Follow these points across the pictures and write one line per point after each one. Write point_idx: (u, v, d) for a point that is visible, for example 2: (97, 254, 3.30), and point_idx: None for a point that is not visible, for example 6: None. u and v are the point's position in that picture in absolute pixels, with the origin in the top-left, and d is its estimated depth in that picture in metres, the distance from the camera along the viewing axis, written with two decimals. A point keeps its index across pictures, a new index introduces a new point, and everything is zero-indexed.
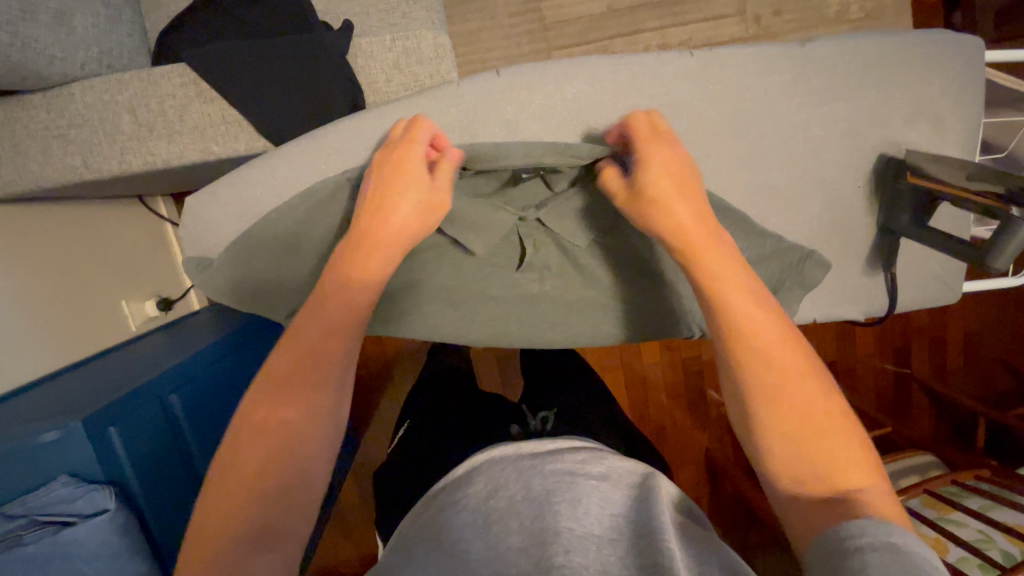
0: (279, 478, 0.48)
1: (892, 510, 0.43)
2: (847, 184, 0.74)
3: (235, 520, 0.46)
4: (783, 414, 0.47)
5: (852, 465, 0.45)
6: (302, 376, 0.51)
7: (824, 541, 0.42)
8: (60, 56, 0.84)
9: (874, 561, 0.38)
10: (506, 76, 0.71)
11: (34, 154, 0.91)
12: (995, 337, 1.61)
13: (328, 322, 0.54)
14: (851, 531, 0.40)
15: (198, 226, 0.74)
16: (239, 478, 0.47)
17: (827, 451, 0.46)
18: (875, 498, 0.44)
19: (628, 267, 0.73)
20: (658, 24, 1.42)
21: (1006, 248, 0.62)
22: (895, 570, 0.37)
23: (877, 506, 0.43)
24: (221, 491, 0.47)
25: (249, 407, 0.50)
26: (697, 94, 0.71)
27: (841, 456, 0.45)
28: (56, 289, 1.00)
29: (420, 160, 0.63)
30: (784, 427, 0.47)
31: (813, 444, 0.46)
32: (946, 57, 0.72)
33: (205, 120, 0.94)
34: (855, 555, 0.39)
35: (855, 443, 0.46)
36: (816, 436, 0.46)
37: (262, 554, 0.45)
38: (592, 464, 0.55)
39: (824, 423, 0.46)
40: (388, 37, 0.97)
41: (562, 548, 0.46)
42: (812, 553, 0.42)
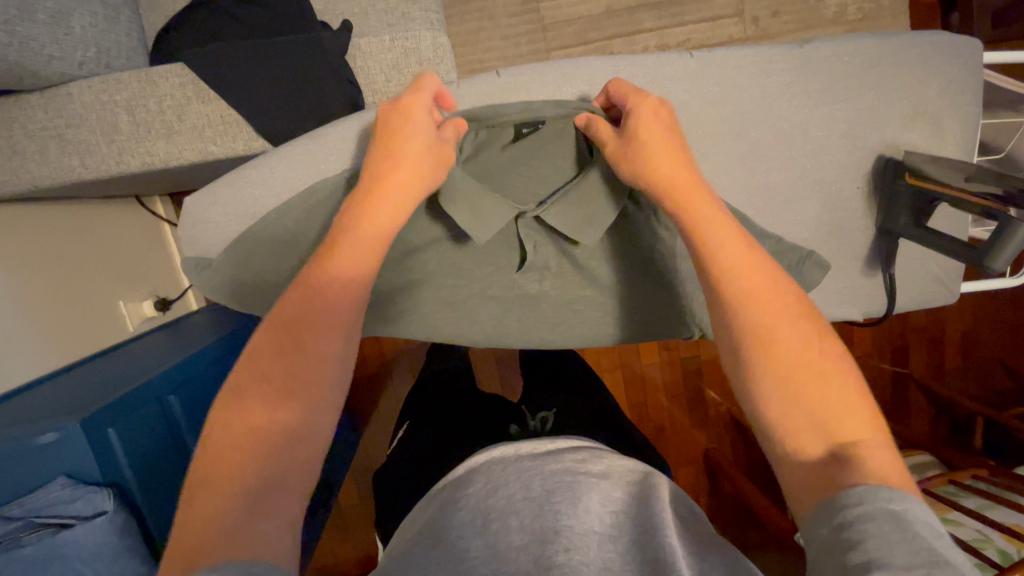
0: (282, 432, 0.46)
1: (895, 467, 0.42)
2: (846, 185, 0.74)
3: (236, 474, 0.43)
4: (783, 370, 0.46)
5: (850, 420, 0.44)
6: (303, 332, 0.50)
7: (824, 510, 0.40)
8: (57, 56, 0.83)
9: (874, 532, 0.37)
10: (505, 78, 0.72)
11: (31, 154, 0.91)
12: (993, 337, 1.62)
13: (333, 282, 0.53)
14: (852, 497, 0.39)
15: (197, 227, 0.74)
16: (240, 430, 0.45)
17: (825, 405, 0.45)
18: (874, 454, 0.43)
19: (627, 268, 0.73)
20: (657, 25, 1.42)
21: (1005, 249, 0.62)
22: (894, 544, 0.36)
23: (877, 463, 0.42)
24: (219, 448, 0.44)
25: (249, 362, 0.49)
26: (696, 95, 0.71)
27: (839, 411, 0.45)
28: (54, 290, 1.00)
29: (432, 129, 0.64)
30: (778, 378, 0.46)
31: (812, 397, 0.45)
32: (944, 58, 0.72)
33: (204, 121, 0.94)
34: (856, 525, 0.38)
35: (857, 400, 0.45)
36: (816, 394, 0.45)
37: (266, 508, 0.42)
38: (592, 464, 0.55)
39: (822, 377, 0.46)
40: (387, 37, 0.97)
41: (563, 545, 0.45)
42: (813, 518, 0.41)
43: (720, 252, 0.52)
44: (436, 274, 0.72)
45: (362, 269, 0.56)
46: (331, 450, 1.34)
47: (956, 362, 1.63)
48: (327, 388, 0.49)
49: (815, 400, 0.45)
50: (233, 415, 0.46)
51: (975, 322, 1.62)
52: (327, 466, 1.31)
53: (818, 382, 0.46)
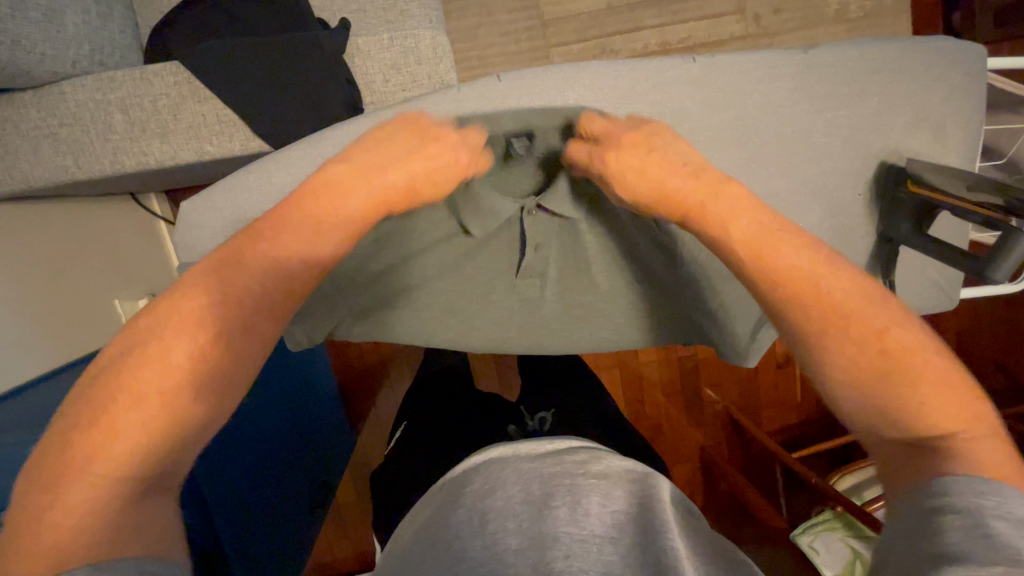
0: (175, 429, 0.43)
1: (992, 450, 0.44)
2: (848, 192, 0.74)
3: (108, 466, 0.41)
4: (866, 362, 0.48)
5: (948, 411, 0.45)
6: (213, 317, 0.47)
7: (911, 495, 0.42)
8: (50, 54, 0.82)
9: (955, 524, 0.38)
10: (506, 81, 0.68)
11: (24, 153, 0.89)
12: (988, 336, 1.62)
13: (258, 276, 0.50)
14: (947, 489, 0.40)
15: (192, 231, 0.73)
16: (118, 425, 0.42)
17: (919, 398, 0.46)
18: (974, 444, 0.44)
19: (628, 274, 0.73)
20: (657, 22, 1.41)
21: (1006, 260, 0.62)
22: (985, 539, 0.36)
23: (977, 454, 0.43)
24: (93, 440, 0.41)
25: (130, 353, 0.45)
26: (699, 99, 0.70)
27: (935, 402, 0.46)
28: (49, 290, 0.99)
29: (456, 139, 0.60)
30: (877, 374, 0.47)
31: (906, 390, 0.46)
32: (950, 63, 0.72)
33: (200, 120, 0.93)
34: (935, 515, 0.39)
35: (952, 388, 0.47)
36: (915, 386, 0.46)
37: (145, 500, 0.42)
38: (592, 463, 0.51)
39: (916, 372, 0.47)
40: (386, 36, 0.95)
41: (562, 552, 0.43)
42: (902, 505, 0.43)
43: (784, 257, 0.51)
44: (437, 281, 0.72)
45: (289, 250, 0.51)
46: (328, 449, 1.34)
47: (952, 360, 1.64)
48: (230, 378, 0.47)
49: (908, 393, 0.46)
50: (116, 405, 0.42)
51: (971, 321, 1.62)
52: (325, 465, 1.31)
53: (912, 374, 0.47)
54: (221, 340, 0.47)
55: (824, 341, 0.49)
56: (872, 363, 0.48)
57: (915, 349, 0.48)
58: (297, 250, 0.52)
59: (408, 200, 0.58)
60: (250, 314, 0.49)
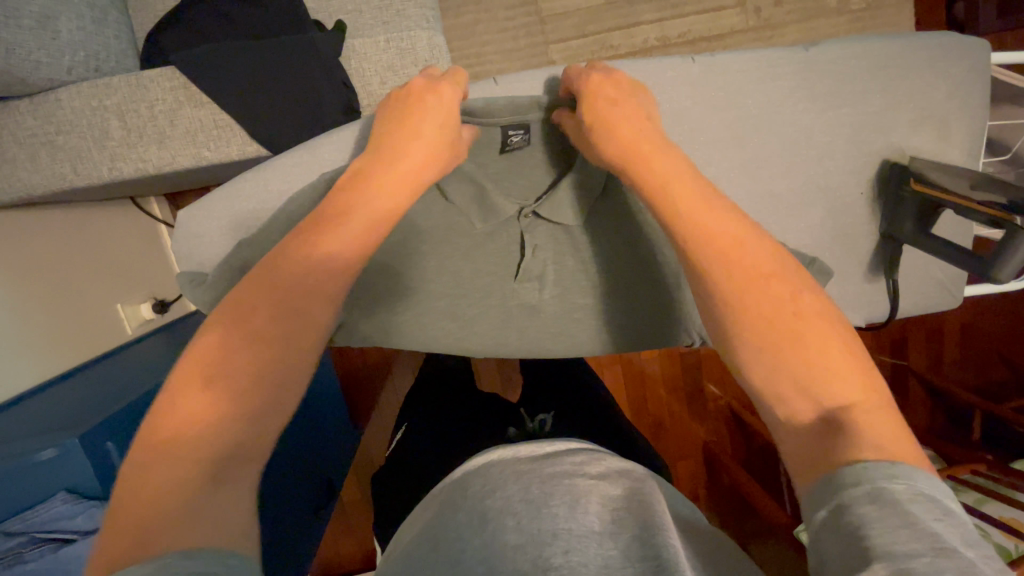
0: (222, 425, 0.40)
1: (890, 434, 0.38)
2: (850, 192, 0.74)
3: (173, 480, 0.37)
4: (764, 318, 0.43)
5: (841, 380, 0.40)
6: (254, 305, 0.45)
7: (825, 479, 0.36)
8: (46, 61, 0.82)
9: (875, 515, 0.32)
10: (503, 84, 0.70)
11: (22, 161, 0.89)
12: (992, 328, 1.61)
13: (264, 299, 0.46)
14: (851, 480, 0.35)
15: (190, 240, 0.72)
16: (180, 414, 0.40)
17: (811, 363, 0.41)
18: (870, 421, 0.39)
19: (629, 276, 0.71)
20: (657, 16, 1.40)
21: (1010, 261, 0.62)
22: (895, 527, 0.31)
23: (872, 424, 0.39)
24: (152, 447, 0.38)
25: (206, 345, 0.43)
26: (699, 101, 0.70)
27: (832, 374, 0.41)
28: (51, 297, 0.99)
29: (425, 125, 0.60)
30: (770, 336, 0.42)
31: (797, 361, 0.41)
32: (953, 59, 0.71)
33: (197, 125, 0.92)
34: (850, 511, 0.33)
35: (847, 361, 0.41)
36: (804, 348, 0.41)
37: (220, 492, 0.38)
38: (590, 465, 0.50)
39: (806, 336, 0.42)
40: (382, 38, 0.95)
41: (561, 547, 0.41)
42: (813, 503, 0.36)
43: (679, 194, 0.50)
44: (436, 285, 0.71)
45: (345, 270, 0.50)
46: (332, 450, 1.34)
47: (956, 353, 1.63)
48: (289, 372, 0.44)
49: (808, 364, 0.41)
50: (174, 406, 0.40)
51: (975, 314, 1.61)
52: (330, 466, 1.31)
53: (814, 343, 0.42)
54: (242, 374, 0.42)
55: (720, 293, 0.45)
56: (764, 318, 0.43)
57: (814, 315, 0.43)
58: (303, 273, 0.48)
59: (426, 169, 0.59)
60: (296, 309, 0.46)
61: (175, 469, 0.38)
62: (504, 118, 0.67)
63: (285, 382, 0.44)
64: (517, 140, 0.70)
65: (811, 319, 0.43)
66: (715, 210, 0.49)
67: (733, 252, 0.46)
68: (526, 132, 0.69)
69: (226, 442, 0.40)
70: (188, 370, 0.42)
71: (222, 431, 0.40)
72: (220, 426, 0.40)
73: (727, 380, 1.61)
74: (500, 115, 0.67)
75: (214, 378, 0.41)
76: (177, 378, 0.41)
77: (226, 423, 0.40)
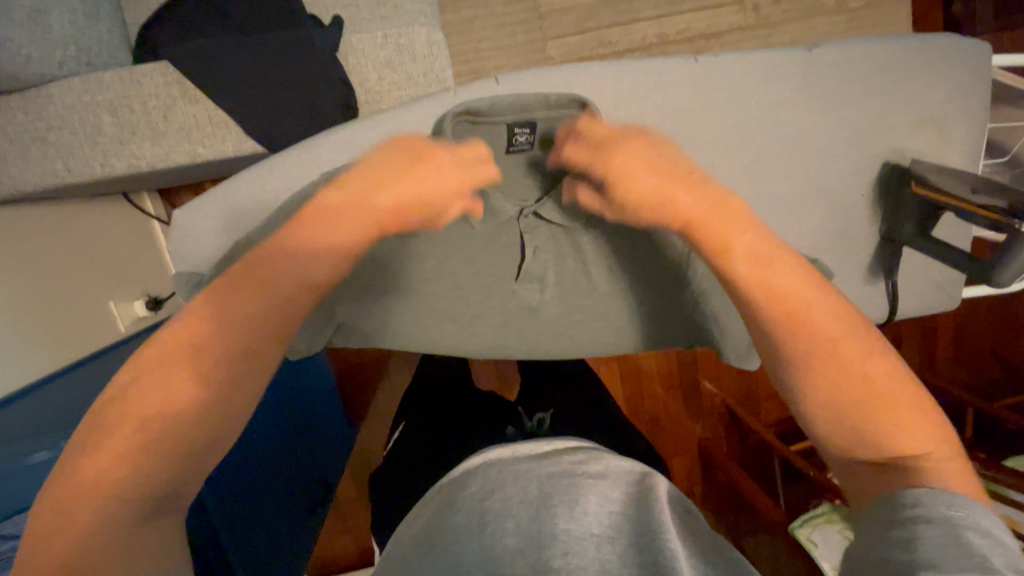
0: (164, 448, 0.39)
1: (961, 482, 0.40)
2: (850, 194, 0.73)
3: (104, 497, 0.37)
4: (840, 378, 0.43)
5: (915, 432, 0.42)
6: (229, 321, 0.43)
7: (882, 503, 0.39)
8: (35, 56, 0.80)
9: (928, 533, 0.34)
10: (504, 84, 0.69)
11: (12, 157, 0.88)
12: (985, 327, 1.63)
13: (234, 313, 0.44)
14: (909, 499, 0.37)
15: (185, 239, 0.71)
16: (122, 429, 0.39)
17: (886, 417, 0.42)
18: (941, 469, 0.40)
19: (630, 277, 0.71)
20: (656, 13, 1.39)
21: (1011, 262, 0.62)
22: (947, 544, 0.33)
23: (950, 474, 0.40)
24: (97, 454, 0.38)
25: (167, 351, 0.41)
26: (701, 102, 0.69)
27: (906, 424, 0.42)
28: (43, 296, 0.98)
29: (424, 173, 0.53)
30: (842, 394, 0.43)
31: (872, 413, 0.42)
32: (954, 62, 0.71)
33: (191, 122, 0.91)
34: (903, 527, 0.35)
35: (919, 414, 0.43)
36: (878, 403, 0.42)
37: (152, 523, 0.39)
38: (590, 464, 0.50)
39: (882, 391, 0.43)
40: (380, 34, 0.94)
41: (560, 549, 0.41)
42: (869, 528, 0.38)
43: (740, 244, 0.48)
44: (435, 286, 0.71)
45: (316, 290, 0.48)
46: (329, 449, 1.34)
47: (949, 351, 1.64)
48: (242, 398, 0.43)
49: (880, 415, 0.42)
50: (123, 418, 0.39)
51: (968, 312, 1.62)
52: (326, 465, 1.31)
53: (888, 396, 0.43)
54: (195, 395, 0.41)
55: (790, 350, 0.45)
56: (835, 378, 0.43)
57: (887, 372, 0.44)
58: (281, 290, 0.45)
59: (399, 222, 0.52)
60: (266, 336, 0.44)
61: (100, 505, 0.37)
62: (510, 117, 0.62)
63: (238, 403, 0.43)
64: (522, 140, 0.66)
65: (882, 371, 0.44)
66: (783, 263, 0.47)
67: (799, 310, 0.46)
68: (532, 131, 0.65)
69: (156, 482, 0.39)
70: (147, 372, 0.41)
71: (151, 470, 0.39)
72: (149, 464, 0.39)
73: (722, 377, 1.62)
74: (506, 113, 0.63)
75: (154, 415, 0.39)
76: (134, 380, 0.40)
77: (156, 461, 0.39)
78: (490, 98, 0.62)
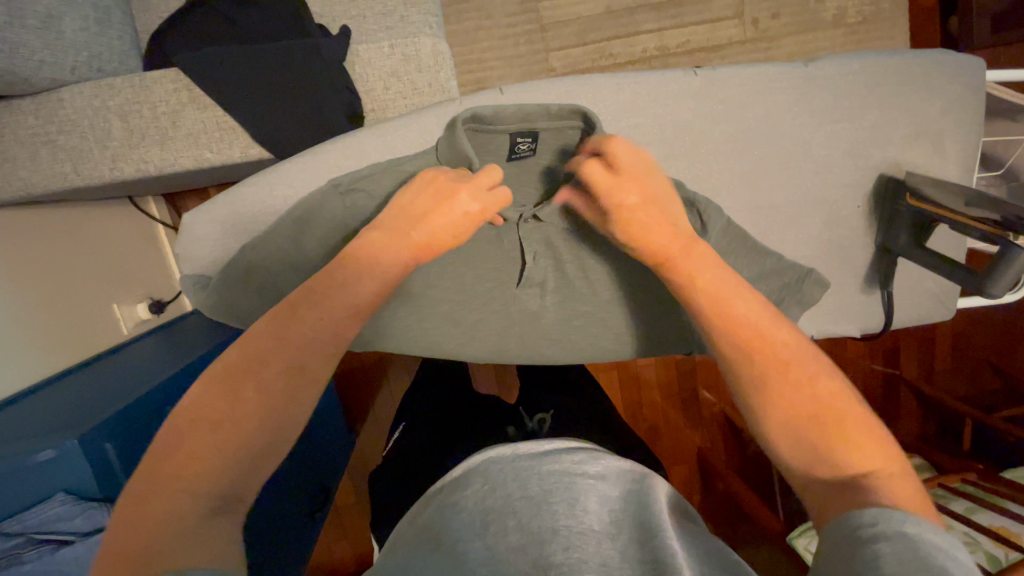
0: (233, 452, 0.42)
1: (908, 497, 0.41)
2: (847, 204, 0.75)
3: (178, 497, 0.40)
4: (793, 402, 0.45)
5: (865, 450, 0.44)
6: (277, 334, 0.46)
7: (838, 525, 0.40)
8: (49, 61, 0.82)
9: (884, 551, 0.35)
10: (509, 94, 0.70)
11: (22, 160, 0.89)
12: (983, 339, 1.64)
13: (283, 326, 0.46)
14: (862, 519, 0.38)
15: (192, 242, 0.73)
16: (196, 436, 0.42)
17: (836, 437, 0.44)
18: (890, 485, 0.42)
19: (629, 284, 0.72)
20: (657, 26, 1.41)
21: (1004, 274, 0.62)
22: (906, 562, 0.34)
23: (893, 491, 0.42)
24: (171, 459, 0.41)
25: (231, 366, 0.44)
26: (700, 113, 0.71)
27: (856, 443, 0.44)
28: (48, 297, 0.99)
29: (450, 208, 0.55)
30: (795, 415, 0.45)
31: (823, 433, 0.44)
32: (948, 77, 0.72)
33: (199, 127, 0.92)
34: (864, 546, 0.36)
35: (869, 433, 0.45)
36: (828, 423, 0.44)
37: (220, 520, 0.41)
38: (590, 463, 0.49)
39: (832, 412, 0.45)
40: (386, 43, 0.96)
41: (560, 544, 0.42)
42: (828, 546, 0.39)
43: (705, 281, 0.51)
44: (437, 290, 0.72)
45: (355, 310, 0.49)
46: (328, 453, 1.34)
47: (947, 362, 1.65)
48: (297, 408, 0.45)
49: (832, 435, 0.44)
50: (191, 425, 0.42)
51: (966, 324, 1.63)
52: (325, 468, 1.31)
53: (839, 420, 0.45)
54: (259, 400, 0.43)
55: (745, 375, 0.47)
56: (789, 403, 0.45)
57: (835, 395, 0.46)
58: (319, 308, 0.47)
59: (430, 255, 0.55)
60: (313, 348, 0.46)
61: (178, 501, 0.40)
62: (514, 125, 0.65)
63: (294, 410, 0.45)
64: (524, 148, 0.68)
65: (825, 396, 0.45)
66: (739, 294, 0.50)
67: (756, 337, 0.48)
68: (534, 140, 0.67)
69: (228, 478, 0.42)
70: (210, 385, 0.44)
71: (221, 466, 0.41)
72: (220, 460, 0.41)
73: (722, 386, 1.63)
74: (507, 123, 0.65)
75: (225, 416, 0.42)
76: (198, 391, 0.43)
77: (227, 456, 0.42)
78: (495, 107, 0.65)
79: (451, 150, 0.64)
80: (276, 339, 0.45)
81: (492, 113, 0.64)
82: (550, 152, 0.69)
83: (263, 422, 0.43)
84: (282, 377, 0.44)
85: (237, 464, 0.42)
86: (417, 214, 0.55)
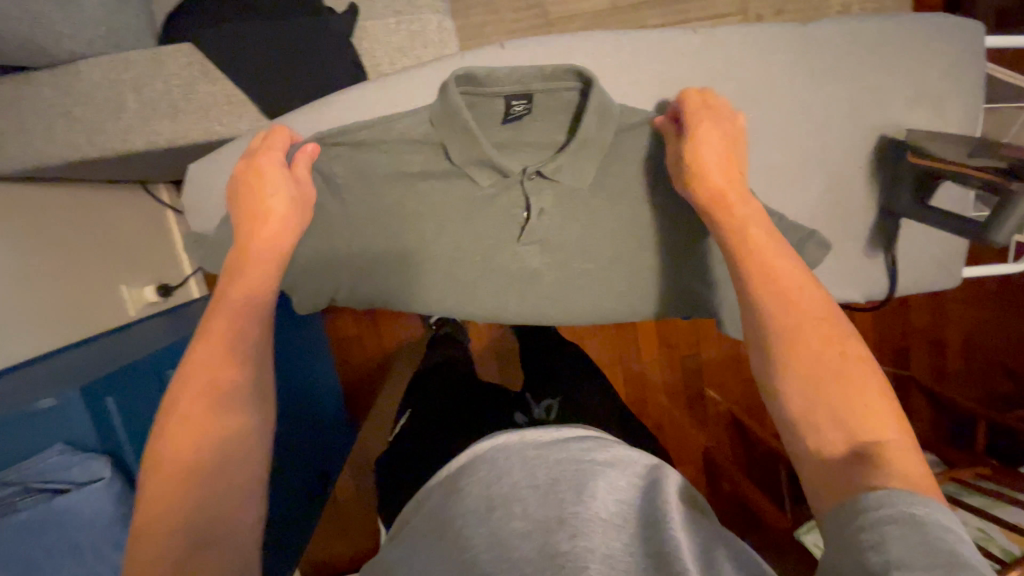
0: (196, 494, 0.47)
1: (923, 478, 0.42)
2: (849, 167, 0.75)
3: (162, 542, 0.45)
4: (815, 358, 0.48)
5: (876, 421, 0.45)
6: (202, 379, 0.51)
7: (844, 514, 0.40)
8: (68, 33, 0.84)
9: (894, 534, 0.36)
10: (510, 49, 0.71)
11: (39, 132, 0.92)
12: (996, 339, 1.61)
13: (200, 364, 0.52)
14: (868, 501, 0.39)
15: (199, 194, 0.77)
16: (158, 493, 0.47)
17: (850, 399, 0.46)
18: (904, 462, 0.43)
19: (630, 243, 0.72)
20: (660, 22, 1.44)
21: (1008, 222, 0.61)
22: (915, 544, 0.35)
23: (903, 465, 0.42)
24: (150, 510, 0.47)
25: (174, 417, 0.50)
26: (701, 73, 0.72)
27: (873, 413, 0.45)
28: (57, 268, 1.01)
29: (277, 169, 0.63)
30: (814, 373, 0.47)
31: (838, 390, 0.46)
32: (946, 38, 0.73)
33: (210, 100, 0.95)
34: (873, 529, 0.37)
35: (885, 405, 0.46)
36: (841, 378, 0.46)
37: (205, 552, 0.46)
38: (597, 451, 0.48)
39: (853, 375, 0.47)
40: (393, 19, 0.99)
41: (567, 532, 0.40)
42: (834, 535, 0.40)
43: (765, 250, 0.54)
44: (438, 248, 0.73)
45: (240, 330, 0.55)
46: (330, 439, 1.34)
47: (958, 363, 1.62)
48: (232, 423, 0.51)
49: (853, 401, 0.45)
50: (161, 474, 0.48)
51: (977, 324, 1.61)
52: (326, 454, 1.31)
53: (853, 385, 0.46)
54: (207, 448, 0.49)
55: (772, 334, 0.50)
56: (811, 359, 0.48)
57: (858, 362, 0.47)
58: (218, 339, 0.53)
59: (284, 239, 0.61)
60: (227, 373, 0.52)
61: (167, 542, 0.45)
62: (509, 87, 0.66)
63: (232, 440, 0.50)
64: (519, 110, 0.70)
65: (849, 361, 0.47)
66: (773, 248, 0.54)
67: (797, 295, 0.51)
68: (529, 101, 0.69)
69: (195, 509, 0.47)
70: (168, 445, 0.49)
71: (190, 514, 0.46)
72: (186, 502, 0.47)
73: (726, 383, 1.61)
74: (502, 85, 0.67)
75: (174, 466, 0.48)
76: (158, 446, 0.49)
77: (192, 496, 0.47)
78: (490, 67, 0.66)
79: (449, 113, 0.66)
80: (203, 377, 0.51)
81: (486, 75, 0.66)
82: (549, 110, 0.70)
83: (212, 453, 0.49)
84: (210, 408, 0.50)
85: (202, 500, 0.47)
86: (252, 204, 0.62)
